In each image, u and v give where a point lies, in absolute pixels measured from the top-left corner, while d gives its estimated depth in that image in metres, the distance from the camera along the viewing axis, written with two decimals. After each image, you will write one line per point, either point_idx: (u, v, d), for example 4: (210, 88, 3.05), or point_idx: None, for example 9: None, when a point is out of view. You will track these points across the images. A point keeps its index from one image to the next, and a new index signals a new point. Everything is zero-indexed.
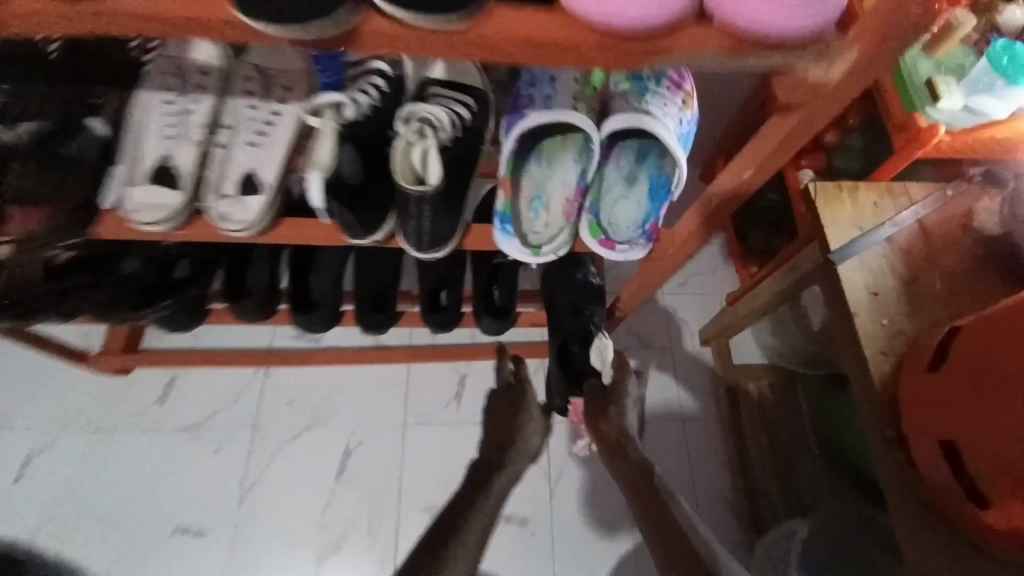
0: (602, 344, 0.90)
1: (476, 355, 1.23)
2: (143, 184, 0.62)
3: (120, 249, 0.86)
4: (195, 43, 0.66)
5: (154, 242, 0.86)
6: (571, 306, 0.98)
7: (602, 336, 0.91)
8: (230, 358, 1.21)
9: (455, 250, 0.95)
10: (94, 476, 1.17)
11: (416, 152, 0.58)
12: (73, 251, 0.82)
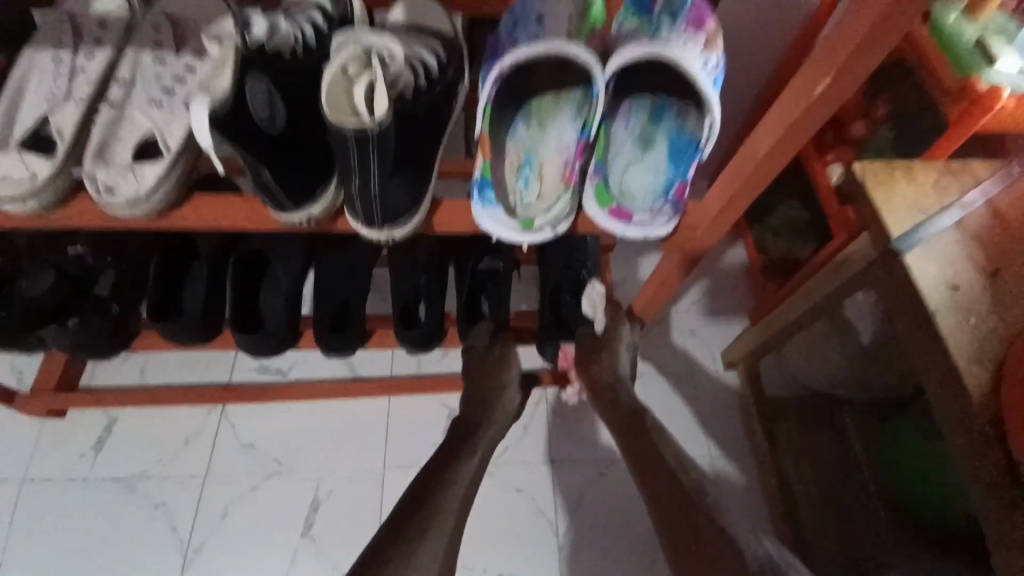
0: (595, 290, 0.74)
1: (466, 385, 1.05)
2: (7, 152, 0.47)
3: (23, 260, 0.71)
4: None
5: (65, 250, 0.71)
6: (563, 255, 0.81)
7: (595, 281, 0.75)
8: (178, 395, 1.03)
9: (431, 254, 0.79)
10: (8, 542, 0.97)
11: (362, 89, 0.42)
12: None
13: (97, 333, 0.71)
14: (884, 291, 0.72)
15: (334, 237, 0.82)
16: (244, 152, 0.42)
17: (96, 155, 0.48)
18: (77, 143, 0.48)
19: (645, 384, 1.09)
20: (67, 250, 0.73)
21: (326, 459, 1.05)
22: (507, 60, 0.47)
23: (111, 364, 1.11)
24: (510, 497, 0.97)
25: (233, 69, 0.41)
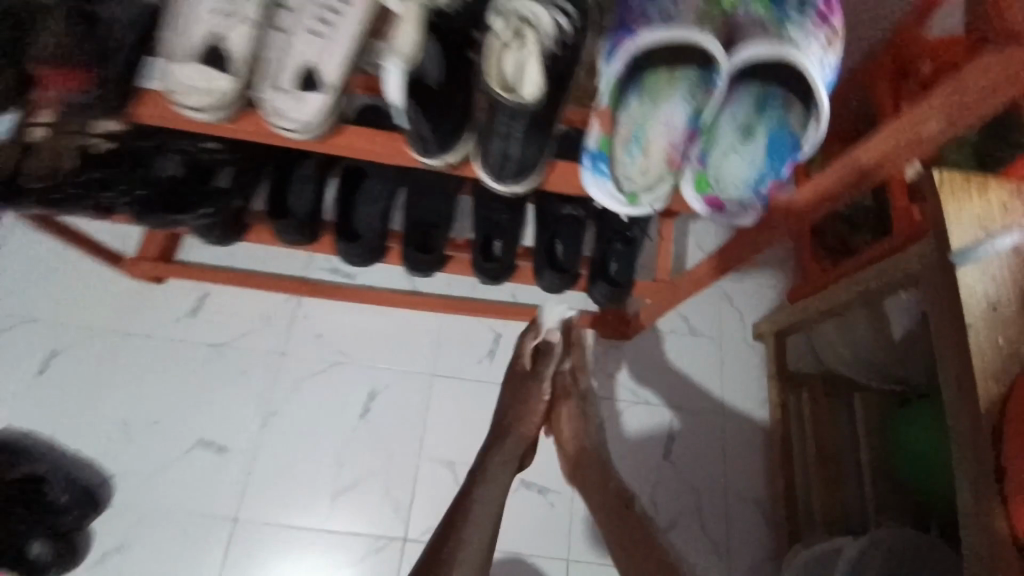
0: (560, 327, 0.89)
1: (516, 313, 1.16)
2: (194, 62, 0.54)
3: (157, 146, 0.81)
4: None
5: (196, 144, 0.81)
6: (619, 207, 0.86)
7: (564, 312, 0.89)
8: (262, 282, 1.16)
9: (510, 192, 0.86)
10: (112, 379, 1.14)
11: (511, 57, 0.51)
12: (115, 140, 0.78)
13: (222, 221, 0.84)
14: (931, 298, 0.78)
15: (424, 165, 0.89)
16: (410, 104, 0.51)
17: (270, 79, 0.55)
18: (250, 64, 0.55)
19: (677, 343, 1.19)
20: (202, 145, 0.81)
21: (383, 357, 1.19)
22: (641, 40, 0.52)
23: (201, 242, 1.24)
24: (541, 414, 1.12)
25: (414, 27, 0.50)
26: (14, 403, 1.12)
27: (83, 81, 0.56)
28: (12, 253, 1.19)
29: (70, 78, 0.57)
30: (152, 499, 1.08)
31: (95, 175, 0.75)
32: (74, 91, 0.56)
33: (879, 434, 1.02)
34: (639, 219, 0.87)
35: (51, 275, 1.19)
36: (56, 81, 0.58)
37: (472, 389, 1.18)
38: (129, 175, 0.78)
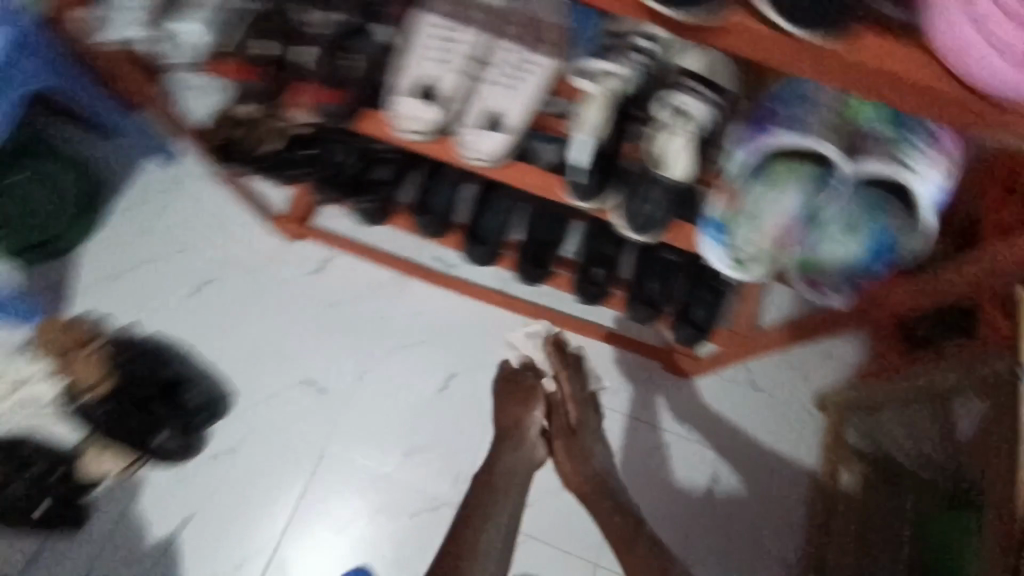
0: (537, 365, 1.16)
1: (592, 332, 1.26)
2: (411, 95, 0.69)
3: (339, 139, 0.98)
4: None
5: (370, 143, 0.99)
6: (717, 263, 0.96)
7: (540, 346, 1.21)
8: (381, 259, 1.35)
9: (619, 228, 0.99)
10: (246, 312, 1.36)
11: (667, 142, 0.66)
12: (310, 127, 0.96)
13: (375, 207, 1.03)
14: (993, 411, 0.80)
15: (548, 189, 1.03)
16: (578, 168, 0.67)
17: (462, 120, 0.70)
18: (452, 103, 0.70)
19: (737, 394, 1.29)
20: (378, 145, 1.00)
21: (468, 344, 1.35)
22: (772, 140, 0.63)
23: (332, 212, 1.43)
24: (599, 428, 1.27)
25: (595, 105, 0.67)
26: (167, 315, 1.35)
27: (326, 95, 0.71)
28: (185, 191, 1.43)
29: (326, 95, 0.72)
30: (259, 419, 1.28)
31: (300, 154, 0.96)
32: (316, 104, 0.72)
33: (919, 536, 0.99)
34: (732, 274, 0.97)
35: (211, 216, 1.42)
36: (316, 95, 0.72)
37: None
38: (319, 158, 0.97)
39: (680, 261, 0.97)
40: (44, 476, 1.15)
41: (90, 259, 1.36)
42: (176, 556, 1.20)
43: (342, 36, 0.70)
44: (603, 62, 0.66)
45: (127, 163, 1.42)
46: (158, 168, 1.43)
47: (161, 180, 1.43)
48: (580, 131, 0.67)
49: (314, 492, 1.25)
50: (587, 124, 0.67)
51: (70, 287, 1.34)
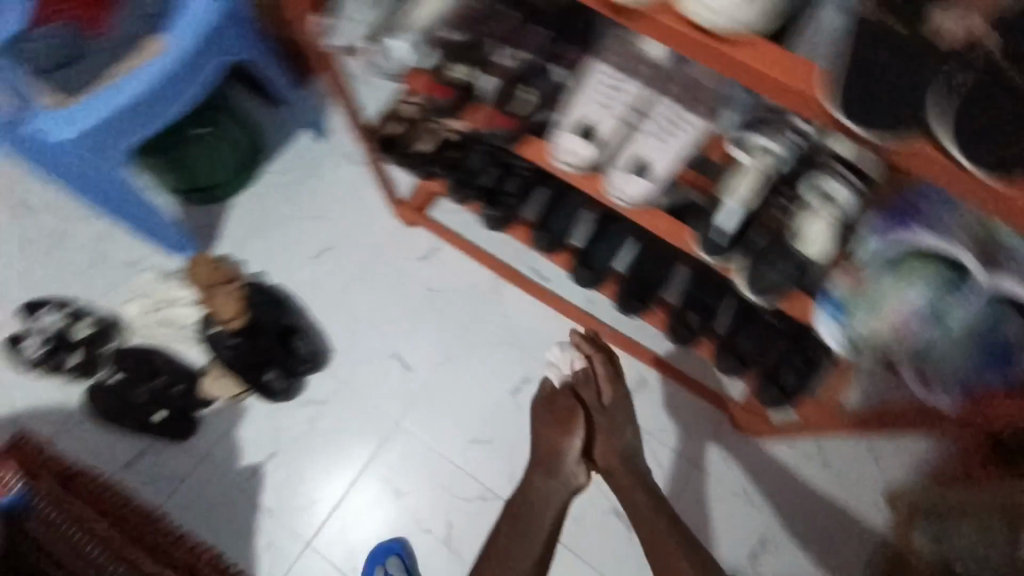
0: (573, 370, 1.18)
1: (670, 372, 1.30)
2: (572, 133, 0.78)
3: (485, 151, 1.10)
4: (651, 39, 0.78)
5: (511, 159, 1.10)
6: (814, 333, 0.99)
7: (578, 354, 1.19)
8: (486, 259, 1.47)
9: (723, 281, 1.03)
10: (358, 281, 1.52)
11: (810, 223, 0.72)
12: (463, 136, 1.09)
13: (499, 216, 1.14)
14: None
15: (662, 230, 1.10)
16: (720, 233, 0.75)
17: (611, 162, 0.78)
18: (608, 146, 0.78)
19: (801, 464, 1.30)
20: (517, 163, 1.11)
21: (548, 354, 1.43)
22: (913, 239, 0.65)
23: (448, 207, 1.56)
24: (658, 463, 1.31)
25: (745, 176, 0.73)
26: (292, 270, 1.53)
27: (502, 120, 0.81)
28: (328, 165, 1.62)
29: (501, 118, 0.82)
30: (352, 378, 1.43)
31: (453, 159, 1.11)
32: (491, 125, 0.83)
33: None
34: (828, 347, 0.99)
35: (347, 191, 1.60)
36: (493, 116, 0.82)
37: None
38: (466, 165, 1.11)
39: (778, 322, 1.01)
40: (167, 388, 1.33)
41: (240, 209, 1.57)
42: (259, 485, 1.33)
43: (526, 72, 0.81)
44: (762, 138, 0.71)
45: (286, 133, 1.63)
46: (310, 141, 1.63)
47: (310, 151, 1.62)
48: (729, 199, 0.74)
49: (388, 453, 1.37)
50: (738, 198, 0.74)
51: (220, 230, 1.55)
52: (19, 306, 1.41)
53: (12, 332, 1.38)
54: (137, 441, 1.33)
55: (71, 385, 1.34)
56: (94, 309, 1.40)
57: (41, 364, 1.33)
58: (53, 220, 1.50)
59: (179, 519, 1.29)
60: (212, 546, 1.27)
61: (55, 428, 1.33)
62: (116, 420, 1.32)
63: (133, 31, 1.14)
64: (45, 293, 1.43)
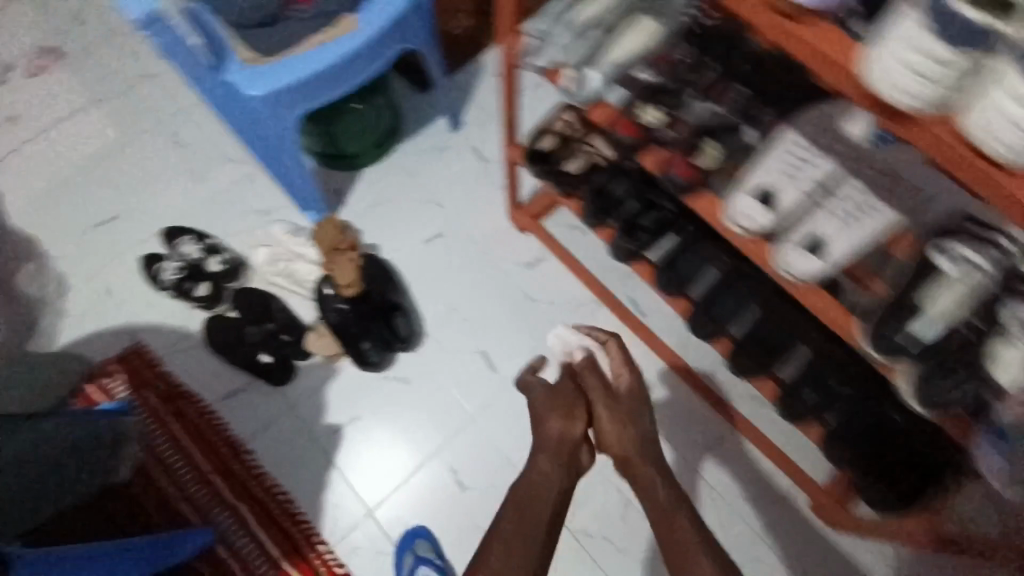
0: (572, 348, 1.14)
1: (749, 431, 1.36)
2: (751, 198, 0.78)
3: (632, 186, 1.15)
4: (858, 116, 0.78)
5: (654, 199, 1.14)
6: (920, 440, 1.01)
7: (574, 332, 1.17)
8: (591, 280, 1.53)
9: (841, 365, 1.04)
10: (461, 272, 1.57)
11: (999, 347, 0.69)
12: (615, 165, 1.16)
13: (628, 248, 1.16)
14: None
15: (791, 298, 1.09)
16: (890, 331, 0.75)
17: (787, 234, 0.78)
18: (786, 218, 0.78)
19: (850, 550, 1.35)
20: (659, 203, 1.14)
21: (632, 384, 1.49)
22: None
23: (563, 220, 1.63)
24: (712, 510, 1.39)
25: (940, 285, 0.72)
26: (403, 249, 1.59)
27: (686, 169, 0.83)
28: (455, 155, 1.69)
29: (684, 169, 0.83)
30: (441, 364, 1.48)
31: (598, 184, 1.16)
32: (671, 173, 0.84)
33: None
34: (935, 457, 1.00)
35: (469, 185, 1.66)
36: (675, 164, 0.84)
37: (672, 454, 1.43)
38: (609, 195, 1.15)
39: (885, 410, 1.02)
40: (275, 334, 1.42)
41: (366, 182, 1.65)
42: (337, 443, 1.40)
43: (715, 127, 0.84)
44: (966, 249, 0.70)
45: (423, 119, 1.72)
46: (443, 130, 1.71)
47: (441, 139, 1.70)
48: (913, 303, 0.73)
49: (461, 442, 1.42)
50: (924, 301, 0.73)
51: (347, 197, 1.63)
52: (159, 228, 1.53)
53: (149, 251, 1.49)
54: (238, 376, 1.42)
55: (195, 311, 1.46)
56: (226, 248, 1.51)
57: (173, 288, 1.43)
58: (202, 154, 1.61)
59: (260, 457, 1.37)
60: (286, 489, 1.35)
61: (168, 345, 1.43)
62: (225, 352, 1.41)
63: (332, 7, 1.22)
64: (184, 222, 1.55)
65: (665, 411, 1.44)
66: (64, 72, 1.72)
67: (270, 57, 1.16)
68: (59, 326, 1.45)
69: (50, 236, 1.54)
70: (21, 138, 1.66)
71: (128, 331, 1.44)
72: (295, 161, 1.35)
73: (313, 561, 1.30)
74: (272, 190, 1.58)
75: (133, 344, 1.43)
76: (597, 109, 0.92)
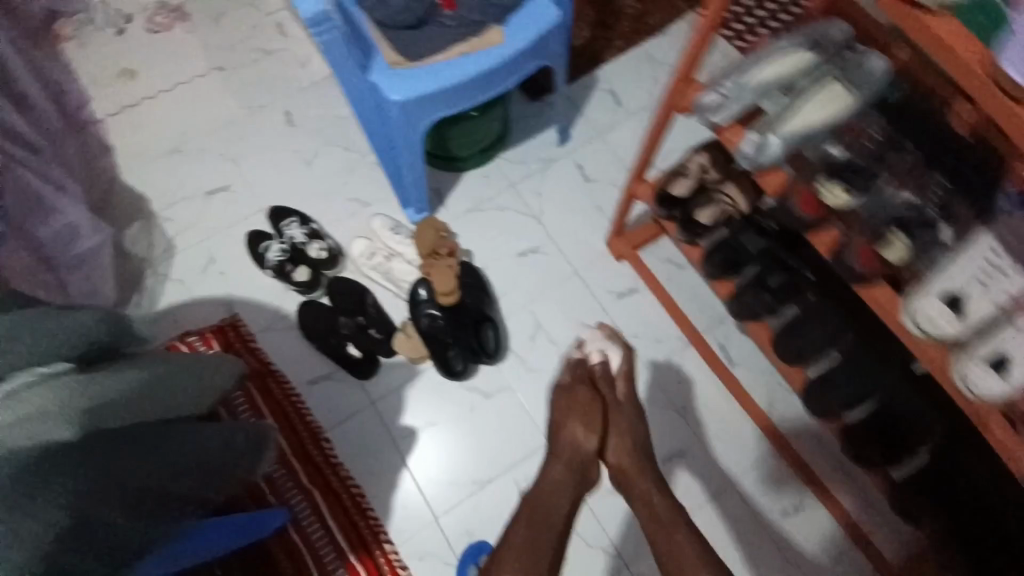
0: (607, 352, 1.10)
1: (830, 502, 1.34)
2: (937, 302, 0.74)
3: (766, 244, 1.11)
4: None
5: (786, 261, 1.10)
6: None
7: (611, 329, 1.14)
8: (684, 321, 1.49)
9: (963, 467, 1.03)
10: (551, 291, 1.55)
11: None
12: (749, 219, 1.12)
13: (750, 307, 1.12)
14: None
15: (916, 386, 1.05)
16: None
17: (967, 350, 0.74)
18: (979, 329, 0.72)
19: None
20: (790, 265, 1.10)
21: (711, 433, 1.47)
22: None
23: (661, 253, 1.59)
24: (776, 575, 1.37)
25: None
26: (495, 259, 1.58)
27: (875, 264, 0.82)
28: (559, 170, 1.67)
29: (871, 262, 0.82)
30: (519, 383, 1.47)
31: (728, 238, 1.13)
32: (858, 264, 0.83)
33: None
34: None
35: (570, 203, 1.64)
36: (862, 257, 0.83)
37: (743, 510, 1.42)
38: (739, 250, 1.12)
39: (1004, 521, 1.01)
40: (365, 329, 1.44)
41: (466, 186, 1.64)
42: (411, 447, 1.41)
43: (911, 219, 0.79)
44: None
45: (531, 129, 1.71)
46: (552, 143, 1.69)
47: (548, 152, 1.69)
48: None
49: (532, 465, 1.41)
50: None
51: (446, 198, 1.62)
52: (267, 208, 1.57)
53: (257, 229, 1.54)
54: (326, 363, 1.45)
55: (292, 293, 1.50)
56: (327, 235, 1.53)
57: (273, 269, 1.47)
58: (314, 138, 1.65)
59: (338, 447, 1.40)
60: (359, 482, 1.38)
61: (263, 322, 1.48)
62: (315, 339, 1.44)
63: (479, 16, 1.20)
64: (291, 204, 1.58)
65: (739, 464, 1.45)
66: (191, 37, 1.76)
67: (416, 63, 1.16)
68: (162, 289, 1.49)
69: (162, 197, 1.58)
70: (140, 94, 1.70)
71: (226, 303, 1.49)
72: (411, 166, 1.35)
73: (378, 558, 1.32)
74: (378, 183, 1.59)
75: (229, 317, 1.47)
76: (770, 174, 0.85)
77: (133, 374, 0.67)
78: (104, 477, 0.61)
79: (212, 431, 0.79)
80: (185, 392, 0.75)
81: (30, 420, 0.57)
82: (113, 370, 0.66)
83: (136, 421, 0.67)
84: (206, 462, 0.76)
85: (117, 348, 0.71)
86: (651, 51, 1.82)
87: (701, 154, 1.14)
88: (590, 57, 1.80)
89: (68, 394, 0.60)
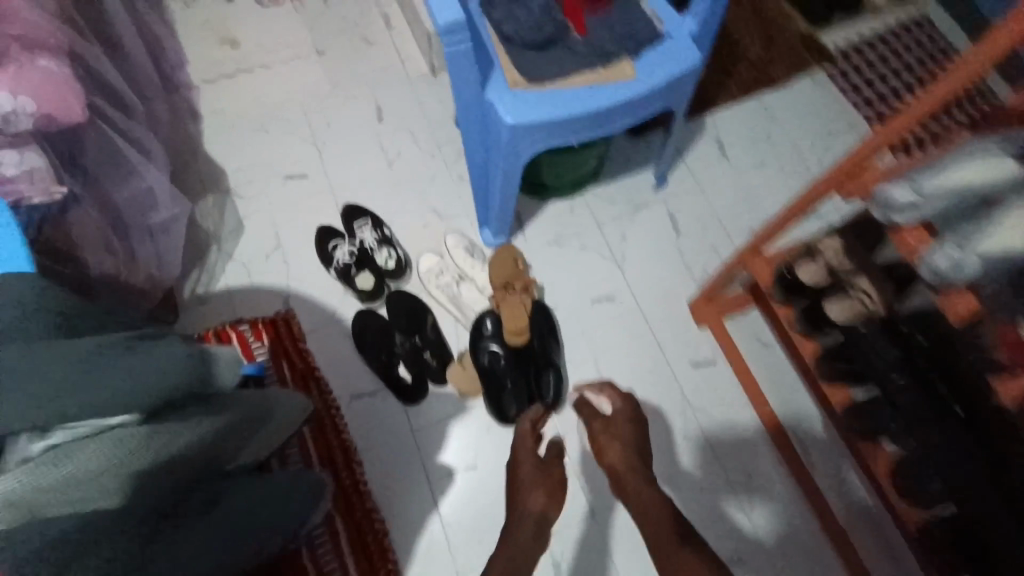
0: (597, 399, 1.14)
1: None
2: None
3: (889, 358, 0.95)
4: None
5: (906, 376, 0.93)
6: None
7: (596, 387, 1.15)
8: (767, 408, 1.34)
9: None
10: (621, 346, 1.43)
11: None
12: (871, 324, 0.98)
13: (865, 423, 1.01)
14: None
15: None
16: None
17: None
18: None
19: None
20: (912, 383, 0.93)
21: (775, 539, 1.31)
22: None
23: (751, 327, 1.46)
24: None
25: None
26: (567, 300, 1.46)
27: None
28: (651, 215, 1.55)
29: None
30: (574, 441, 1.32)
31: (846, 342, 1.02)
32: None
33: None
34: None
35: (656, 253, 1.51)
36: None
37: None
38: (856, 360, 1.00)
39: None
40: (419, 350, 1.36)
41: (549, 217, 1.53)
42: (446, 488, 1.30)
43: None
44: None
45: (626, 166, 1.59)
46: (647, 186, 1.58)
47: (641, 194, 1.57)
48: None
49: (573, 536, 1.26)
50: None
51: (527, 225, 1.52)
52: (342, 204, 1.50)
53: (329, 224, 1.47)
54: (372, 378, 1.36)
55: (350, 297, 1.42)
56: (398, 242, 1.46)
57: (338, 270, 1.40)
58: (402, 139, 1.58)
59: (368, 471, 1.30)
60: (383, 513, 1.27)
61: (315, 322, 1.40)
62: (365, 350, 1.36)
63: (609, 47, 1.12)
64: (366, 203, 1.51)
65: None
66: (297, 17, 1.73)
67: (535, 84, 1.10)
68: (222, 268, 1.44)
69: (240, 174, 1.54)
70: (238, 66, 1.67)
71: (283, 294, 1.42)
72: (504, 191, 1.28)
73: None
74: (457, 197, 1.51)
75: (283, 310, 1.40)
76: (960, 296, 0.81)
77: (197, 427, 0.69)
78: (147, 533, 0.62)
79: (253, 483, 0.80)
80: (246, 443, 0.77)
81: (75, 482, 0.59)
82: (180, 422, 0.68)
83: (189, 478, 0.68)
84: (249, 512, 0.76)
85: (194, 397, 0.72)
86: (770, 106, 1.69)
87: (835, 238, 1.04)
88: (702, 100, 1.68)
89: (121, 453, 0.61)
